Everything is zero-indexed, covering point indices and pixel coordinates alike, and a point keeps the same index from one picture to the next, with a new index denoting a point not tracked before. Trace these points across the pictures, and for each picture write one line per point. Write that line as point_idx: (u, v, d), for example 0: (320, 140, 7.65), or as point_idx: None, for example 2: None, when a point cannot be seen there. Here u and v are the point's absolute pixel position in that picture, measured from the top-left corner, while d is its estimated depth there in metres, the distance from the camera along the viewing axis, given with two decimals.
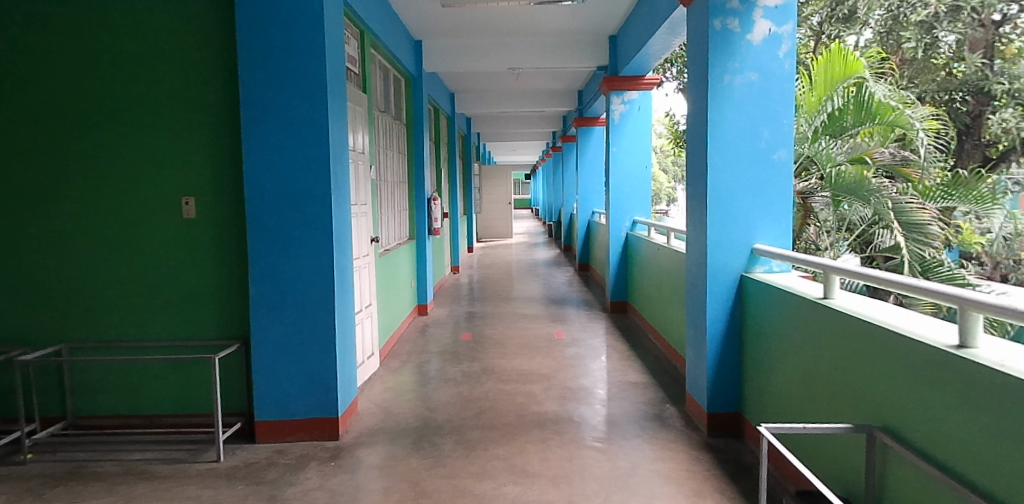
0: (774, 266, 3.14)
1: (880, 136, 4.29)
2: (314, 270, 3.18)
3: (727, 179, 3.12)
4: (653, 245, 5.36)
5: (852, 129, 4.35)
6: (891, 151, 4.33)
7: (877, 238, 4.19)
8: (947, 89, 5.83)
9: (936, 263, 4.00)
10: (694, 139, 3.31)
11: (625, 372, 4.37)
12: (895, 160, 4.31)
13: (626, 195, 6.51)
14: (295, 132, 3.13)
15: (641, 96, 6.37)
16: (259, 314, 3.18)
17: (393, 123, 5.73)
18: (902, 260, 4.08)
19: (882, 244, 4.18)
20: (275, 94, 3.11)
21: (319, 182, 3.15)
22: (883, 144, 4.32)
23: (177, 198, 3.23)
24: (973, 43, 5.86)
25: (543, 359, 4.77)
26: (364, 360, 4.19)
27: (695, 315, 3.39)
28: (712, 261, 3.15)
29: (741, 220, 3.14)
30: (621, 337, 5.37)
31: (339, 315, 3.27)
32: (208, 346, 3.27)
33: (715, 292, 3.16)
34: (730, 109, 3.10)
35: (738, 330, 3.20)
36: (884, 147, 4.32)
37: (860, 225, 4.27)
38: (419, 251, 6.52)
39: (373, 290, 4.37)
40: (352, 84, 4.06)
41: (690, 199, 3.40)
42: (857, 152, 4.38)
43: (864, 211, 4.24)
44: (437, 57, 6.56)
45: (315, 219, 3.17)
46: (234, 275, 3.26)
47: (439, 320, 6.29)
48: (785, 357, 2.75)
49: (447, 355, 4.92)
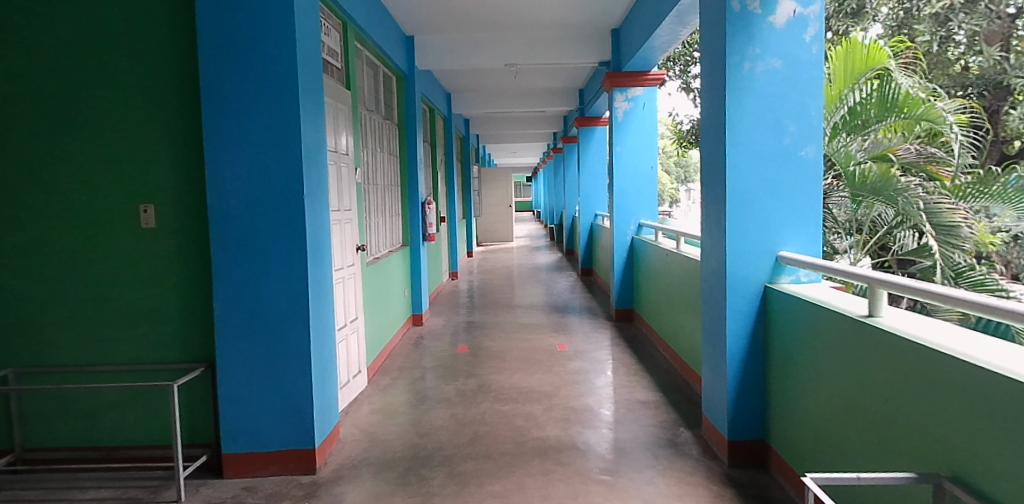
0: (802, 276, 2.80)
1: (903, 132, 3.94)
2: (285, 285, 2.85)
3: (747, 180, 2.79)
4: (661, 250, 5.01)
5: (874, 125, 3.97)
6: (916, 147, 3.96)
7: (898, 241, 3.87)
8: (962, 85, 5.52)
9: (968, 267, 3.69)
10: (709, 136, 2.98)
11: (633, 389, 4.02)
12: (919, 157, 3.95)
13: (632, 196, 6.15)
14: (263, 131, 2.80)
15: (646, 92, 6.04)
16: (228, 334, 2.85)
17: (383, 123, 5.41)
18: (933, 264, 3.73)
19: (904, 247, 3.85)
20: (240, 88, 2.78)
21: (289, 188, 2.82)
22: (907, 139, 3.96)
23: (134, 206, 2.90)
24: (988, 36, 5.51)
25: (544, 375, 4.42)
26: (349, 380, 3.85)
27: (711, 331, 3.05)
28: (732, 272, 2.81)
29: (764, 225, 2.80)
30: (627, 349, 5.02)
31: (314, 333, 2.93)
32: (170, 371, 2.94)
33: (735, 305, 2.82)
34: (750, 101, 2.76)
35: (762, 348, 2.85)
36: (909, 143, 3.96)
37: (881, 226, 3.95)
38: (413, 258, 6.19)
39: (359, 302, 4.03)
40: (333, 79, 3.74)
41: (706, 202, 3.06)
42: (878, 150, 4.00)
43: (885, 212, 3.90)
44: (430, 54, 6.17)
45: (287, 228, 2.84)
46: (199, 290, 2.93)
47: (434, 331, 5.96)
48: (822, 384, 2.40)
49: (442, 371, 4.58)
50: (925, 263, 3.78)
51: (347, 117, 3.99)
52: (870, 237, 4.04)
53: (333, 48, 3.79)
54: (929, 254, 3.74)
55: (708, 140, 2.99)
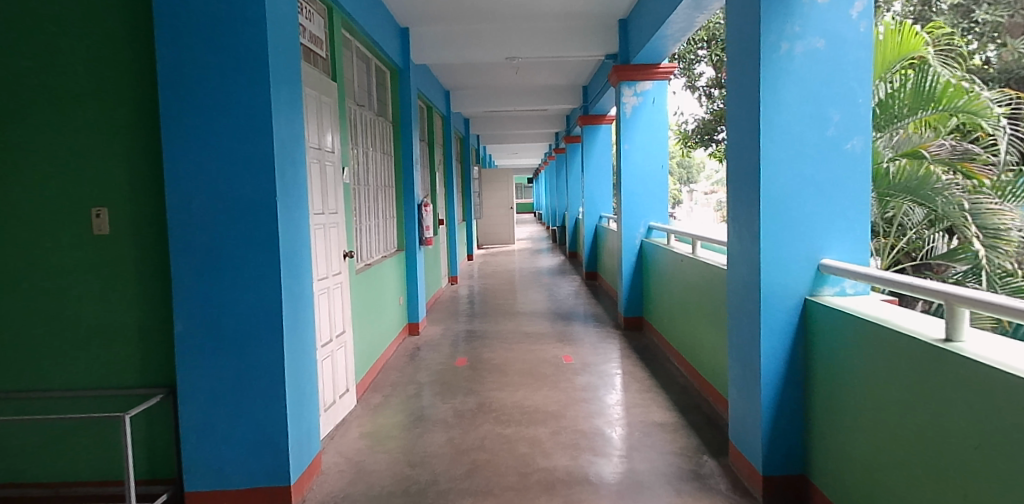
0: (847, 287, 2.44)
1: (934, 128, 3.53)
2: (256, 299, 2.49)
3: (785, 177, 2.43)
4: (674, 255, 4.65)
5: (903, 120, 3.56)
6: (949, 143, 3.55)
7: (930, 244, 3.51)
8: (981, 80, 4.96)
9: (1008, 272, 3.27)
10: (739, 128, 2.63)
11: (647, 408, 3.66)
12: (953, 153, 3.54)
13: (641, 198, 5.77)
14: (229, 125, 2.45)
15: (655, 86, 5.68)
16: (191, 355, 2.50)
17: (376, 120, 5.06)
18: (976, 266, 3.34)
19: (935, 250, 3.50)
20: (203, 76, 2.44)
21: (260, 188, 2.46)
22: (939, 135, 3.54)
23: (86, 210, 2.55)
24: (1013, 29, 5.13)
25: (550, 392, 4.06)
26: (336, 400, 3.49)
27: (740, 350, 2.70)
28: (768, 283, 2.45)
29: (803, 229, 2.44)
30: (639, 362, 4.66)
31: (291, 354, 2.58)
32: (128, 397, 2.59)
33: (771, 321, 2.46)
34: (789, 86, 2.41)
35: (801, 371, 2.49)
36: (942, 139, 3.54)
37: (910, 228, 3.54)
38: (409, 264, 5.84)
39: (346, 314, 3.68)
40: (316, 70, 3.39)
41: (734, 203, 2.71)
42: (909, 147, 3.59)
43: (914, 212, 3.51)
44: (425, 47, 5.82)
45: (257, 235, 2.48)
46: (159, 305, 2.57)
47: (431, 342, 5.59)
48: (881, 418, 2.03)
49: (439, 387, 4.22)
50: (959, 267, 3.43)
51: (333, 111, 3.64)
52: (895, 242, 3.61)
53: (316, 34, 3.44)
54: (964, 255, 3.38)
55: (738, 132, 2.64)
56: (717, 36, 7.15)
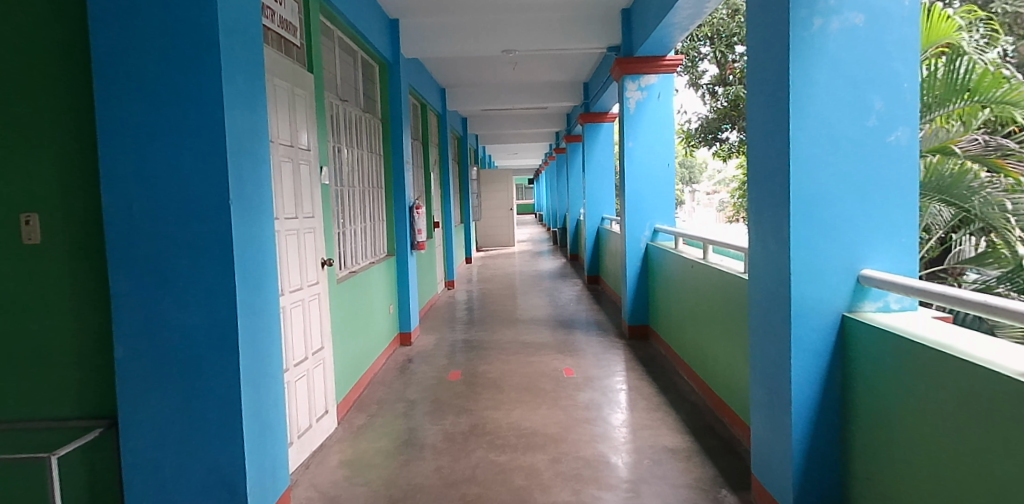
0: (892, 302, 2.11)
1: (963, 121, 3.09)
2: (207, 319, 2.16)
3: (819, 174, 2.09)
4: (682, 260, 4.32)
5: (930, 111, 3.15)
6: (981, 138, 3.09)
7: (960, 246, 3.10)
8: None
9: None
10: (762, 119, 2.29)
11: (657, 430, 3.32)
12: (987, 150, 3.06)
13: (646, 198, 5.44)
14: (175, 118, 2.13)
15: (661, 80, 5.34)
16: (135, 381, 2.18)
17: (362, 116, 4.74)
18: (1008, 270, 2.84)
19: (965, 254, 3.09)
20: (146, 62, 2.12)
21: (210, 191, 2.13)
22: (970, 129, 3.10)
23: (14, 216, 2.22)
24: None
25: (549, 411, 3.72)
26: (311, 424, 3.16)
27: (765, 373, 2.37)
28: (799, 297, 2.11)
29: (839, 235, 2.11)
30: (646, 376, 4.32)
31: (250, 380, 2.25)
32: (65, 429, 2.26)
33: (803, 341, 2.13)
34: (823, 69, 2.07)
35: (838, 398, 2.16)
36: (973, 133, 3.09)
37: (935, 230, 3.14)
38: (400, 269, 5.50)
39: (324, 327, 3.34)
40: (288, 59, 3.07)
41: (756, 206, 2.38)
42: (934, 143, 3.13)
43: (940, 213, 3.08)
44: (417, 39, 5.48)
45: (207, 244, 2.14)
46: (96, 326, 2.23)
47: (424, 353, 5.25)
48: (942, 460, 1.70)
49: (429, 405, 3.88)
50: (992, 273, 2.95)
51: (309, 106, 3.31)
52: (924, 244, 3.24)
53: (289, 21, 3.12)
54: (993, 260, 2.94)
55: (761, 123, 2.30)
56: (722, 32, 6.75)
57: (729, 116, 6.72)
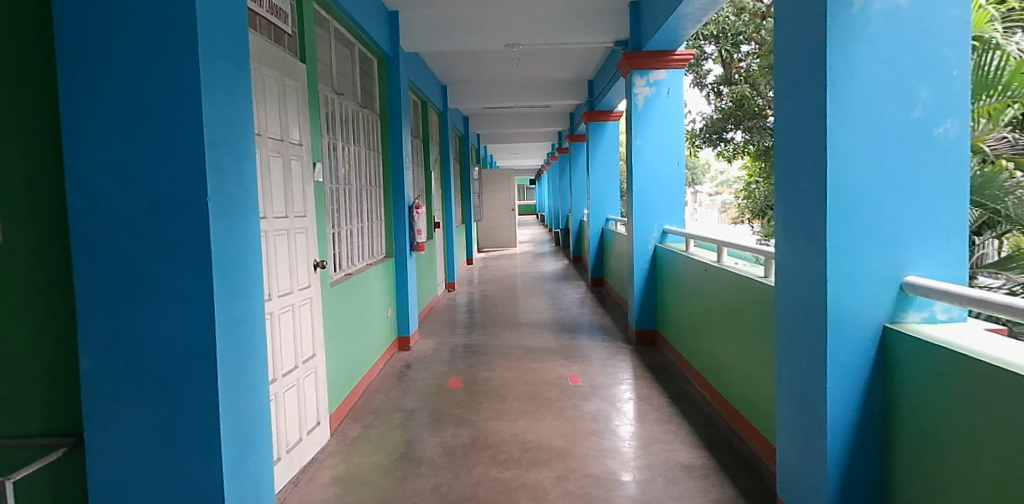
0: (939, 312, 1.90)
1: (989, 118, 2.77)
2: (182, 329, 1.96)
3: (858, 170, 1.89)
4: (694, 263, 4.12)
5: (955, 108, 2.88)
6: (1009, 136, 2.86)
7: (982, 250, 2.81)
8: None
9: None
10: (793, 111, 2.09)
11: (670, 445, 3.12)
12: (1014, 150, 2.85)
13: (655, 198, 5.24)
14: (147, 107, 1.93)
15: (671, 75, 5.14)
16: (102, 396, 1.98)
17: (359, 111, 4.54)
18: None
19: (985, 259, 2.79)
20: (115, 45, 1.92)
21: (185, 187, 1.93)
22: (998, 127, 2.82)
23: None
24: None
25: (554, 422, 3.52)
26: (302, 437, 2.96)
27: (795, 388, 2.17)
28: (835, 306, 1.91)
29: (879, 238, 1.91)
30: (655, 384, 4.12)
31: (230, 394, 2.05)
32: (28, 448, 2.06)
33: (839, 355, 1.93)
34: (864, 55, 1.87)
35: (878, 416, 1.95)
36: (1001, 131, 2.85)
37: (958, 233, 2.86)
38: (398, 271, 5.30)
39: (316, 334, 3.14)
40: (278, 47, 2.87)
41: (785, 206, 2.17)
42: None
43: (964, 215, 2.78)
44: (416, 32, 5.29)
45: (182, 246, 1.94)
46: (61, 334, 2.04)
47: (423, 358, 5.05)
48: (998, 490, 1.50)
49: (428, 415, 3.68)
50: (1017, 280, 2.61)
51: (301, 98, 3.11)
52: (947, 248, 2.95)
53: (279, 6, 2.93)
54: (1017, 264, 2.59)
55: (792, 115, 2.10)
56: (727, 31, 6.57)
57: (734, 117, 6.53)
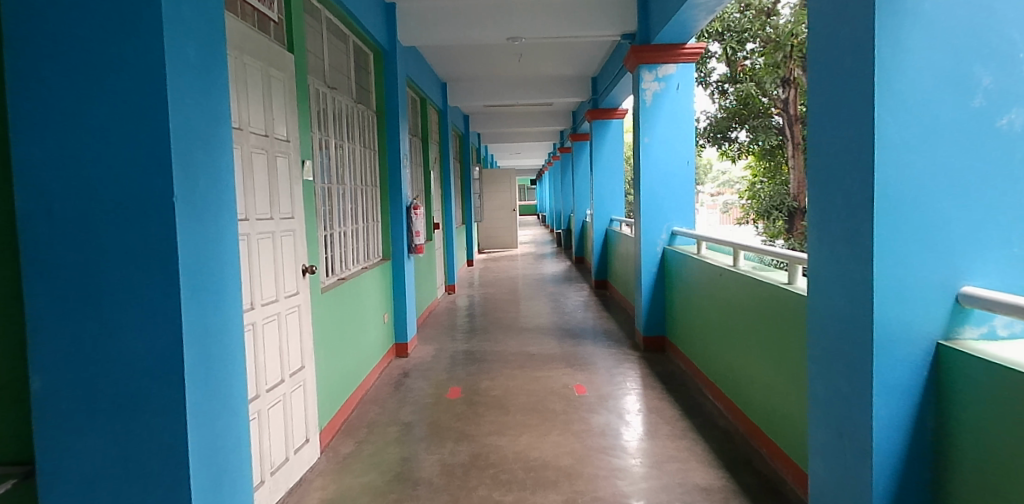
0: (999, 327, 1.68)
1: None
2: (144, 347, 1.74)
3: (908, 167, 1.67)
4: (706, 267, 3.90)
5: None
6: None
7: None
8: None
9: None
10: (832, 100, 1.87)
11: (684, 463, 2.90)
12: None
13: (663, 198, 5.03)
14: (106, 97, 1.71)
15: (680, 70, 4.93)
16: (56, 422, 1.76)
17: (354, 107, 4.32)
18: None
19: None
20: (69, 27, 1.70)
21: (149, 187, 1.71)
22: None
23: None
24: None
25: (560, 437, 3.30)
26: (288, 456, 2.74)
27: (831, 409, 1.95)
28: (882, 321, 1.70)
29: (931, 243, 1.69)
30: (666, 395, 3.89)
31: (201, 418, 1.83)
32: None
33: (887, 376, 1.70)
34: (916, 38, 1.65)
35: (930, 446, 1.73)
36: None
37: None
38: (395, 275, 5.08)
39: (304, 344, 2.92)
40: (261, 34, 2.65)
41: (822, 207, 1.95)
42: None
43: None
44: (415, 25, 5.07)
45: (145, 254, 1.72)
46: (10, 351, 1.82)
47: (421, 366, 4.83)
48: None
49: (425, 429, 3.46)
50: None
51: (288, 91, 2.88)
52: None
53: None
54: None
55: (830, 105, 1.88)
56: (732, 28, 6.10)
57: (739, 116, 6.28)
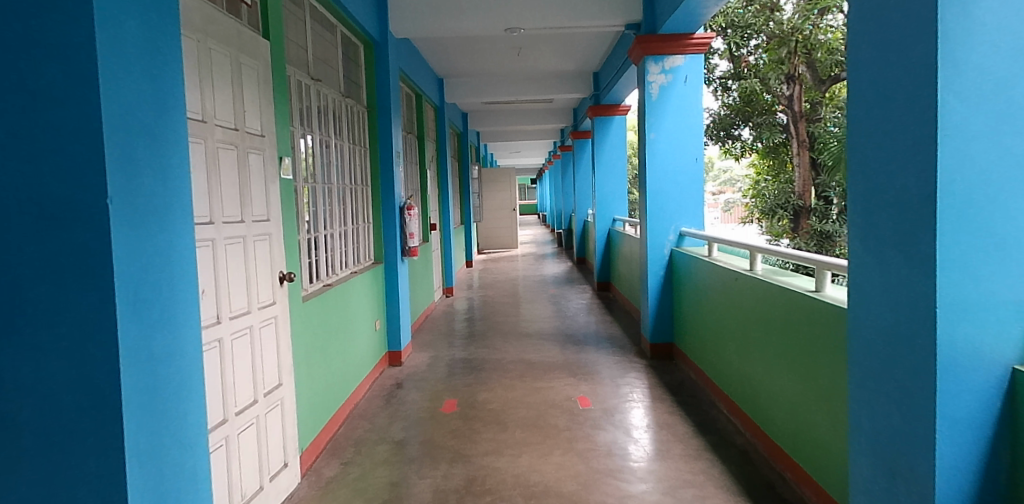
0: None
1: None
2: (75, 376, 1.47)
3: (979, 159, 1.40)
4: (719, 270, 3.63)
5: None
6: None
7: None
8: None
9: None
10: (880, 84, 1.60)
11: (701, 489, 2.63)
12: None
13: (670, 197, 4.76)
14: (29, 82, 1.45)
15: (688, 62, 4.66)
16: None
17: (342, 101, 4.06)
18: None
19: None
20: None
21: (78, 188, 1.45)
22: None
23: None
24: None
25: (563, 458, 3.03)
26: (263, 483, 2.48)
27: (879, 442, 1.68)
28: (948, 342, 1.43)
29: (1004, 250, 1.43)
30: (676, 408, 3.63)
31: (145, 457, 1.56)
32: None
33: (954, 407, 1.43)
34: (987, 8, 1.38)
35: (1001, 488, 1.47)
36: None
37: None
38: (388, 280, 4.81)
39: (281, 359, 2.65)
40: (230, 17, 2.38)
41: (866, 207, 1.69)
42: None
43: None
44: (406, 17, 4.81)
45: (75, 267, 1.46)
46: None
47: (415, 375, 4.56)
48: None
49: (417, 448, 3.19)
50: None
51: (262, 82, 2.61)
52: None
53: None
54: None
55: (877, 89, 1.61)
56: (736, 24, 5.79)
57: (743, 113, 6.02)
